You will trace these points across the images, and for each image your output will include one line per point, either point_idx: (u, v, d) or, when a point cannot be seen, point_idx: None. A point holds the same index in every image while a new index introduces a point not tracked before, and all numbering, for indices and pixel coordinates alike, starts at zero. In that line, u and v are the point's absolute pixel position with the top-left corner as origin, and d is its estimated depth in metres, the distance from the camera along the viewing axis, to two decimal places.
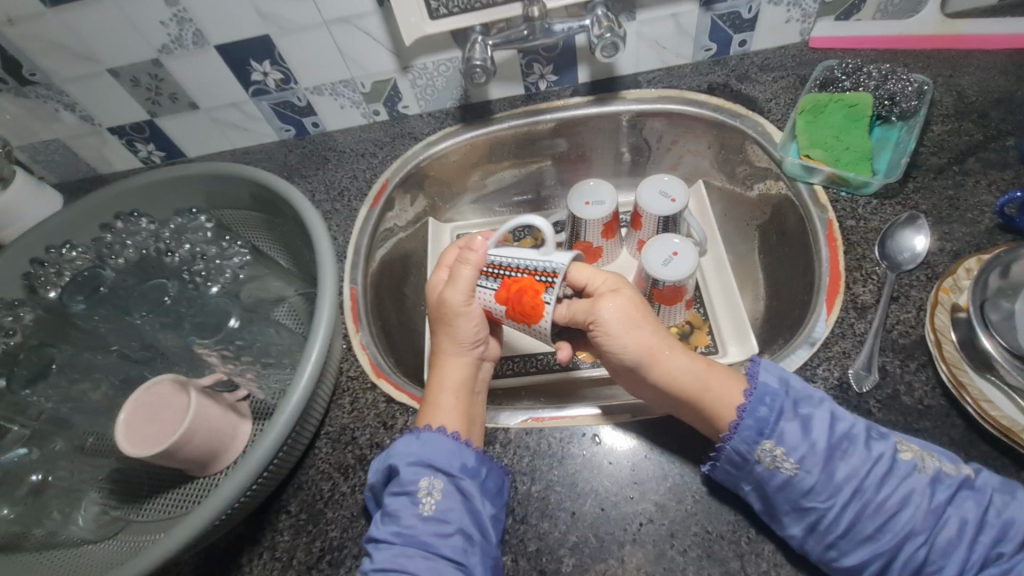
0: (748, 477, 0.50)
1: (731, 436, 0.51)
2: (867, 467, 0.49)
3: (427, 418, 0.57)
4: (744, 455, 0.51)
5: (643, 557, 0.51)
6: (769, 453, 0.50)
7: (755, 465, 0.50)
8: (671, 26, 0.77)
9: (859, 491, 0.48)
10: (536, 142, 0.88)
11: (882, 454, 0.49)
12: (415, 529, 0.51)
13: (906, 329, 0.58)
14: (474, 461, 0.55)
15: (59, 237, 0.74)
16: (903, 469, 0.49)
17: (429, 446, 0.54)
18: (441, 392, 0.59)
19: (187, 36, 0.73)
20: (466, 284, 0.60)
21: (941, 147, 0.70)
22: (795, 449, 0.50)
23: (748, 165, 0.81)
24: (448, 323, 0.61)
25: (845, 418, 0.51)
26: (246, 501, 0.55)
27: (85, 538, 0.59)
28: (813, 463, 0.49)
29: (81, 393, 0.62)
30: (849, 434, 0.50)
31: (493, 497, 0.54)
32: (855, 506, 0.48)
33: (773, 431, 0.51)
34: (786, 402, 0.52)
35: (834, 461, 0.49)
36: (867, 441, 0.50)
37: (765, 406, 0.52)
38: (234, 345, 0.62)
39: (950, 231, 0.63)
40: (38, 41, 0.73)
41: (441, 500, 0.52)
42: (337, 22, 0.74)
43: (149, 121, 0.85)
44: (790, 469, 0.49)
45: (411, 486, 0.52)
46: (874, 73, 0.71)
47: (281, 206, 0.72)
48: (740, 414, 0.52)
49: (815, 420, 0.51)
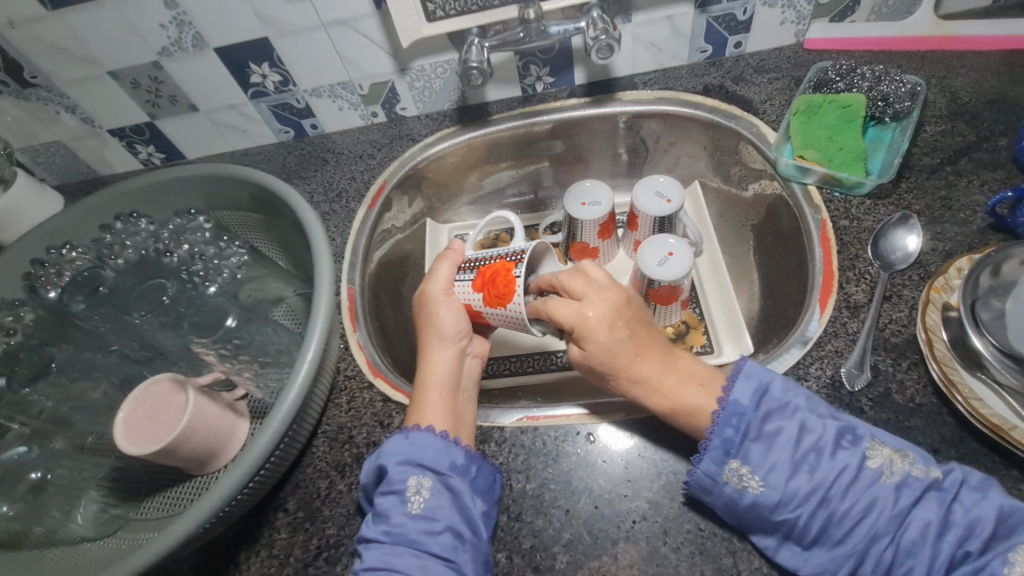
0: (720, 497, 0.50)
1: (701, 458, 0.51)
2: (833, 477, 0.49)
3: (416, 418, 0.58)
4: (713, 476, 0.51)
5: (637, 554, 0.52)
6: (736, 472, 0.50)
7: (724, 485, 0.50)
8: (666, 28, 0.78)
9: (827, 500, 0.48)
10: (533, 143, 0.88)
11: (847, 465, 0.49)
12: (404, 527, 0.51)
13: (898, 329, 0.59)
14: (463, 459, 0.55)
15: (59, 238, 0.74)
16: (868, 479, 0.48)
17: (417, 445, 0.55)
18: (424, 386, 0.61)
19: (187, 38, 0.74)
20: (444, 277, 0.66)
21: (934, 147, 0.70)
22: (761, 465, 0.50)
23: (743, 166, 0.81)
24: (430, 316, 0.65)
25: (814, 429, 0.50)
26: (242, 499, 0.55)
27: (85, 536, 0.59)
28: (779, 477, 0.49)
29: (81, 391, 0.63)
30: (816, 446, 0.50)
31: (485, 496, 0.54)
32: (822, 515, 0.48)
33: (739, 449, 0.51)
34: (753, 419, 0.51)
35: (800, 473, 0.49)
36: (833, 451, 0.50)
37: (732, 426, 0.51)
38: (232, 344, 0.63)
39: (942, 231, 0.64)
40: (39, 44, 0.73)
41: (430, 498, 0.53)
42: (335, 24, 0.74)
43: (148, 123, 0.86)
44: (757, 487, 0.49)
45: (399, 484, 0.53)
46: (867, 74, 0.72)
47: (279, 207, 0.72)
48: (709, 435, 0.52)
49: (781, 436, 0.50)
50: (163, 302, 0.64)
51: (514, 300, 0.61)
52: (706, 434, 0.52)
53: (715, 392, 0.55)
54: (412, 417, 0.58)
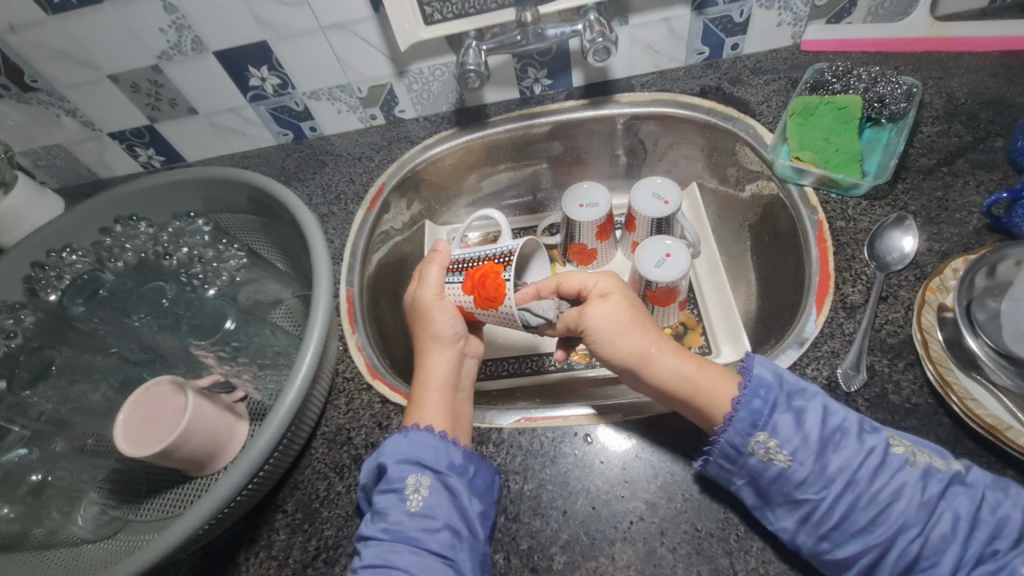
0: (744, 471, 0.51)
1: (726, 428, 0.51)
2: (859, 459, 0.49)
3: (415, 418, 0.58)
4: (738, 448, 0.50)
5: (634, 555, 0.52)
6: (763, 445, 0.50)
7: (750, 458, 0.50)
8: (663, 30, 0.78)
9: (853, 482, 0.48)
10: (531, 145, 0.89)
11: (875, 447, 0.49)
12: (403, 525, 0.51)
13: (895, 329, 0.59)
14: (461, 459, 0.55)
15: (59, 241, 0.75)
16: (895, 463, 0.49)
17: (416, 444, 0.55)
18: (424, 390, 0.61)
19: (186, 42, 0.75)
20: (435, 279, 0.66)
21: (930, 148, 0.70)
22: (790, 440, 0.50)
23: (740, 168, 0.82)
24: (424, 321, 0.65)
25: (838, 411, 0.51)
26: (241, 500, 0.55)
27: (85, 537, 0.60)
28: (806, 455, 0.49)
29: (81, 394, 0.63)
30: (842, 427, 0.50)
31: (483, 495, 0.55)
32: (848, 498, 0.48)
33: (767, 423, 0.50)
34: (781, 395, 0.51)
35: (827, 453, 0.49)
36: (859, 433, 0.50)
37: (760, 398, 0.51)
38: (231, 346, 0.62)
39: (938, 232, 0.64)
40: (39, 49, 0.74)
41: (429, 496, 0.53)
42: (333, 27, 0.75)
43: (148, 126, 0.86)
44: (784, 461, 0.49)
45: (398, 483, 0.53)
46: (863, 75, 0.72)
47: (278, 210, 0.73)
48: (734, 406, 0.51)
49: (808, 414, 0.50)
50: (162, 304, 0.64)
51: (506, 303, 0.60)
52: (731, 407, 0.52)
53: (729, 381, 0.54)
54: (412, 417, 0.59)
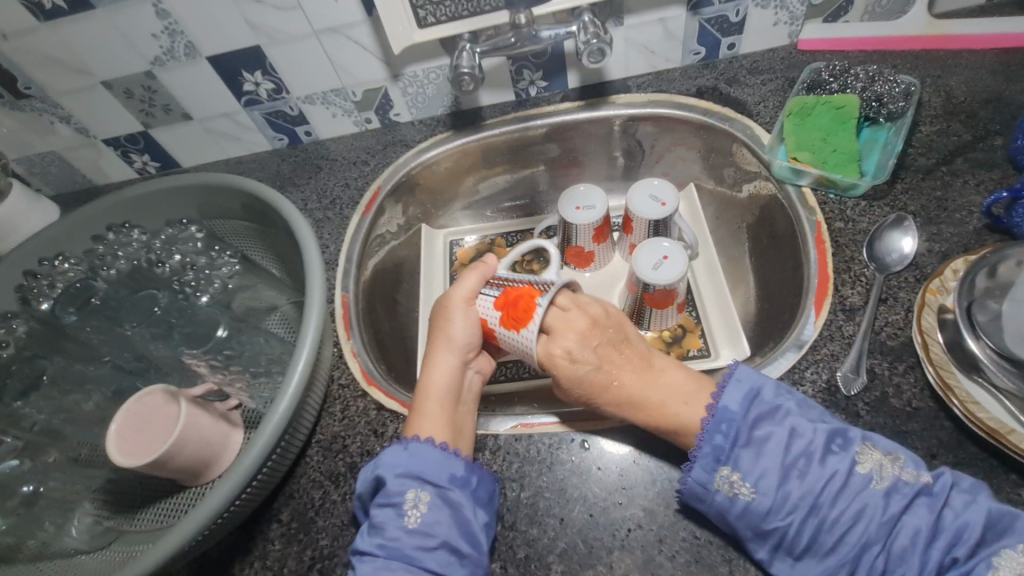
0: (712, 507, 0.50)
1: (692, 466, 0.51)
2: (822, 484, 0.48)
3: (415, 428, 0.57)
4: (705, 485, 0.50)
5: (632, 563, 0.51)
6: (727, 480, 0.50)
7: (716, 495, 0.49)
8: (659, 31, 0.77)
9: (817, 506, 0.48)
10: (527, 148, 0.88)
11: (837, 470, 0.48)
12: (400, 542, 0.51)
13: (895, 332, 0.58)
14: (463, 471, 0.54)
15: (52, 250, 0.74)
16: (857, 484, 0.48)
17: (416, 458, 0.54)
18: (426, 397, 0.59)
19: (178, 48, 0.74)
20: (472, 286, 0.64)
21: (929, 148, 0.70)
22: (751, 472, 0.50)
23: (737, 168, 0.81)
24: (445, 322, 0.63)
25: (804, 435, 0.50)
26: (236, 510, 0.55)
27: (78, 548, 0.59)
28: (769, 484, 0.49)
29: (73, 404, 0.63)
30: (805, 452, 0.49)
31: (485, 506, 0.54)
32: (813, 522, 0.48)
33: (729, 457, 0.50)
34: (741, 427, 0.51)
35: (790, 480, 0.49)
36: (823, 456, 0.49)
37: (721, 433, 0.51)
38: (223, 354, 0.63)
39: (938, 232, 0.63)
40: (32, 56, 0.74)
41: (428, 512, 0.52)
42: (327, 31, 0.74)
43: (142, 132, 0.86)
44: (747, 494, 0.49)
45: (397, 498, 0.52)
46: (861, 74, 0.71)
47: (272, 216, 0.72)
48: (698, 442, 0.51)
49: (770, 442, 0.50)
50: (154, 312, 0.64)
51: (528, 328, 0.58)
52: (696, 441, 0.52)
53: (700, 406, 0.55)
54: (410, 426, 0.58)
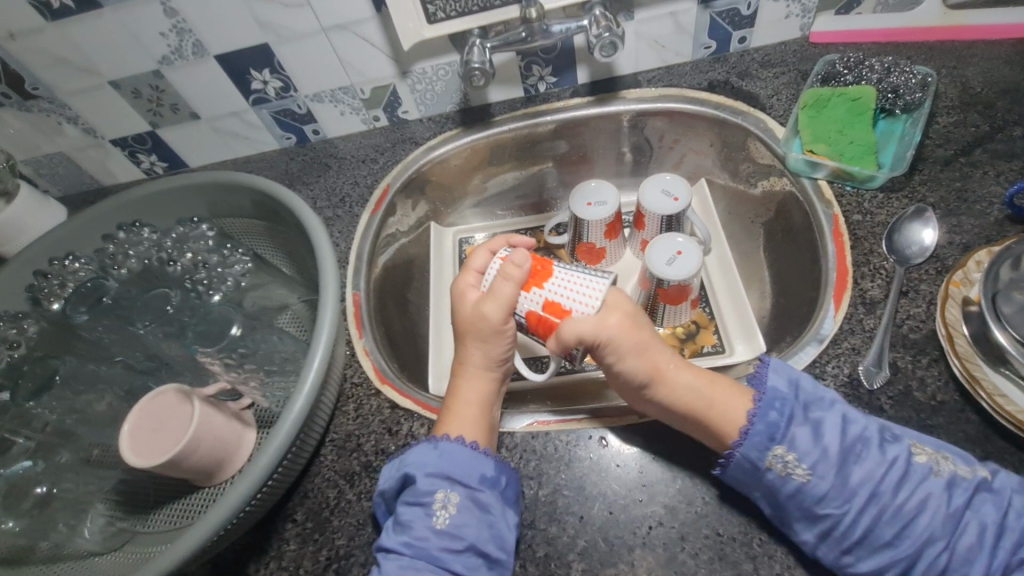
0: (760, 486, 0.50)
1: (742, 442, 0.51)
2: (880, 471, 0.48)
3: (443, 428, 0.57)
4: (756, 463, 0.50)
5: (654, 561, 0.50)
6: (781, 459, 0.50)
7: (767, 472, 0.49)
8: (670, 25, 0.77)
9: (876, 493, 0.48)
10: (537, 144, 0.88)
11: (896, 457, 0.48)
12: (427, 542, 0.51)
13: (917, 324, 0.57)
14: (493, 472, 0.54)
15: (62, 249, 0.74)
16: (918, 472, 0.48)
17: (447, 457, 0.54)
18: (461, 405, 0.58)
19: (187, 46, 0.74)
20: (507, 298, 0.59)
21: (947, 139, 0.69)
22: (808, 454, 0.50)
23: (751, 163, 0.80)
24: (478, 333, 0.60)
25: (858, 421, 0.50)
26: (252, 510, 0.54)
27: (92, 550, 0.59)
28: (826, 469, 0.49)
29: (85, 404, 0.61)
30: (862, 438, 0.49)
31: (514, 507, 0.53)
32: (871, 509, 0.48)
33: (785, 437, 0.50)
34: (796, 407, 0.51)
35: (848, 466, 0.49)
36: (881, 444, 0.49)
37: (776, 412, 0.51)
38: (237, 353, 0.61)
39: (958, 223, 0.62)
40: (39, 55, 0.73)
41: (456, 514, 0.52)
42: (335, 28, 0.74)
43: (150, 132, 0.86)
44: (802, 475, 0.49)
45: (426, 497, 0.52)
46: (876, 66, 0.70)
47: (283, 214, 0.72)
48: (750, 420, 0.51)
49: (826, 426, 0.50)
50: (168, 311, 0.62)
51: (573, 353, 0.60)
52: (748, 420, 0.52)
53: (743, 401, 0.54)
54: (442, 424, 0.57)
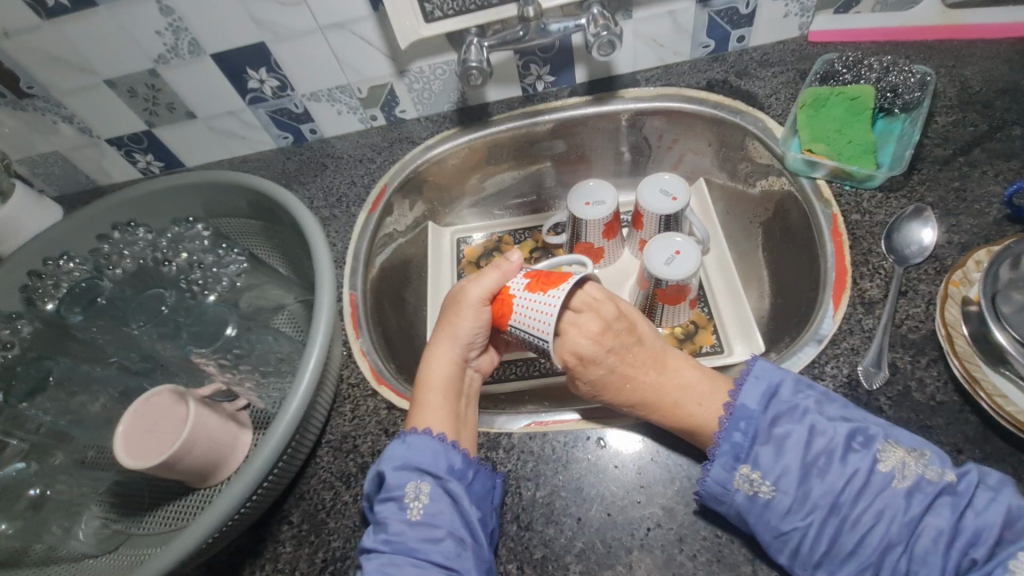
0: (729, 506, 0.49)
1: (711, 465, 0.50)
2: (842, 484, 0.47)
3: (414, 420, 0.56)
4: (723, 484, 0.49)
5: (652, 563, 0.50)
6: (747, 479, 0.49)
7: (733, 493, 0.49)
8: (668, 24, 0.77)
9: (837, 506, 0.47)
10: (534, 144, 0.87)
11: (858, 469, 0.47)
12: (404, 536, 0.50)
13: (916, 324, 0.57)
14: (461, 463, 0.53)
15: (56, 249, 0.73)
16: (880, 483, 0.47)
17: (415, 449, 0.53)
18: (429, 392, 0.58)
19: (182, 45, 0.73)
20: (489, 284, 0.60)
21: (946, 138, 0.68)
22: (772, 471, 0.49)
23: (750, 163, 0.80)
24: (455, 316, 0.61)
25: (826, 431, 0.49)
26: (247, 512, 0.54)
27: (86, 551, 0.59)
28: (789, 483, 0.48)
29: (80, 406, 0.61)
30: (827, 450, 0.49)
31: (484, 497, 0.53)
32: (834, 522, 0.47)
33: (749, 454, 0.50)
34: (761, 424, 0.51)
35: (811, 479, 0.48)
36: (843, 454, 0.48)
37: (740, 431, 0.50)
38: (232, 354, 0.60)
39: (957, 223, 0.62)
40: (34, 54, 0.73)
41: (430, 503, 0.51)
42: (332, 27, 0.73)
43: (147, 131, 0.85)
44: (768, 492, 0.48)
45: (397, 490, 0.51)
46: (875, 65, 0.70)
47: (280, 214, 0.71)
48: (717, 440, 0.51)
49: (790, 440, 0.49)
50: (162, 312, 0.62)
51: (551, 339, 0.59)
52: (714, 440, 0.51)
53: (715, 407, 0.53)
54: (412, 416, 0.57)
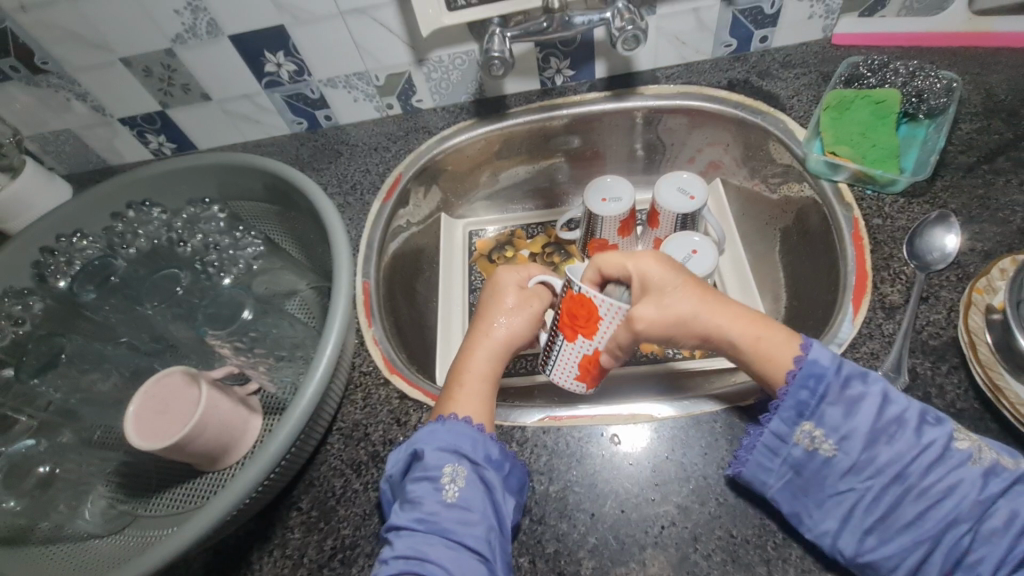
0: (783, 462, 0.49)
1: (771, 417, 0.50)
2: (910, 453, 0.46)
3: (447, 410, 0.55)
4: (782, 437, 0.49)
5: (665, 561, 0.50)
6: (807, 435, 0.48)
7: (791, 447, 0.48)
8: (692, 21, 0.76)
9: (902, 476, 0.46)
10: (550, 139, 0.87)
11: (933, 441, 0.46)
12: (438, 516, 0.48)
13: (937, 331, 0.57)
14: (498, 454, 0.52)
15: (69, 226, 0.72)
16: (954, 458, 0.45)
17: (454, 433, 0.52)
18: (470, 380, 0.58)
19: (200, 25, 0.73)
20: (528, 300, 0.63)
21: (970, 145, 0.68)
22: (836, 431, 0.47)
23: (771, 164, 0.79)
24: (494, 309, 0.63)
25: (899, 401, 0.47)
26: (259, 496, 0.54)
27: (92, 532, 0.58)
28: (854, 446, 0.47)
29: (90, 384, 0.60)
30: (898, 419, 0.47)
31: (515, 494, 0.52)
32: (895, 490, 0.46)
33: (814, 412, 0.48)
34: (835, 383, 0.48)
35: (877, 445, 0.46)
36: (918, 426, 0.46)
37: (807, 389, 0.48)
38: (248, 337, 0.59)
39: (980, 231, 0.62)
40: (50, 29, 0.72)
41: (465, 488, 0.49)
42: (352, 12, 0.73)
43: (160, 112, 0.84)
44: (829, 451, 0.47)
45: (434, 471, 0.49)
46: (901, 70, 0.69)
47: (296, 198, 0.71)
48: (781, 394, 0.49)
49: (863, 403, 0.47)
50: (177, 292, 0.62)
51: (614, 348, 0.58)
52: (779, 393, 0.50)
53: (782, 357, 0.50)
54: (447, 402, 0.56)
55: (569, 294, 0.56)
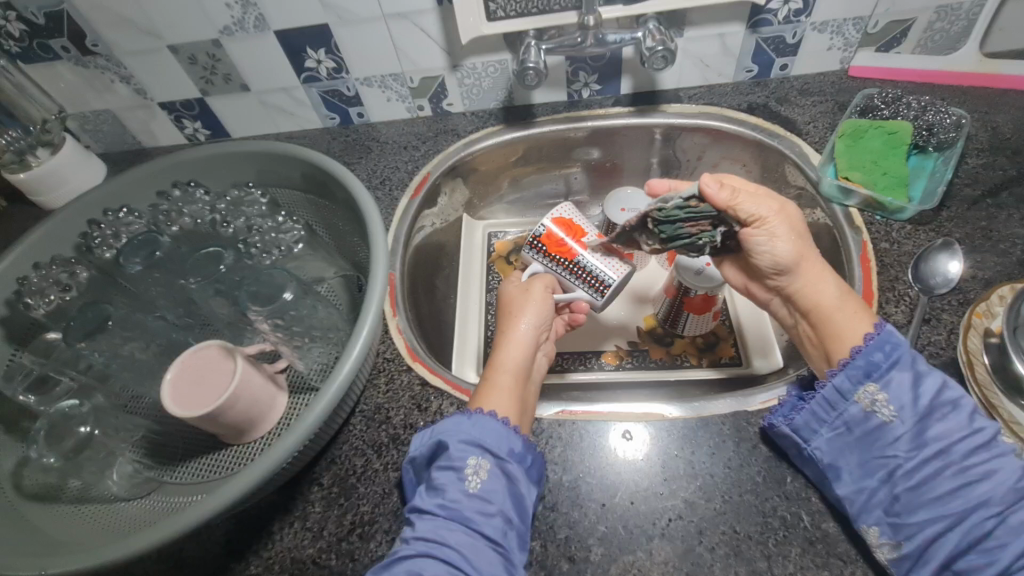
0: (836, 417, 0.52)
1: (837, 373, 0.52)
2: (962, 433, 0.48)
3: (479, 402, 0.58)
4: (843, 392, 0.51)
5: (671, 552, 0.52)
6: (869, 395, 0.50)
7: (852, 404, 0.51)
8: (716, 46, 0.80)
9: (947, 452, 0.48)
10: (572, 148, 0.90)
11: (983, 428, 0.48)
12: (461, 504, 0.50)
13: (937, 351, 0.60)
14: (521, 447, 0.54)
15: (115, 201, 0.75)
16: (1000, 447, 0.47)
17: (479, 428, 0.54)
18: (501, 373, 0.61)
19: (249, 19, 0.76)
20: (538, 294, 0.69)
21: (975, 179, 0.72)
22: (899, 397, 0.50)
23: (784, 185, 0.83)
24: (517, 309, 0.68)
25: (957, 389, 0.50)
26: (286, 468, 0.56)
27: (119, 495, 0.60)
28: (911, 415, 0.49)
29: (129, 352, 0.63)
30: (955, 402, 0.49)
31: (535, 485, 0.55)
32: (937, 464, 0.48)
33: (882, 375, 0.50)
34: (905, 356, 0.51)
35: (931, 420, 0.49)
36: (970, 413, 0.49)
37: (882, 353, 0.51)
38: (287, 316, 0.62)
39: (982, 260, 0.65)
40: (104, 13, 0.75)
41: (487, 480, 0.51)
42: (395, 16, 0.76)
43: (199, 98, 0.88)
44: (887, 415, 0.50)
45: (458, 461, 0.52)
46: (914, 103, 0.74)
47: (333, 189, 0.74)
48: (853, 354, 0.52)
49: (928, 378, 0.50)
50: (220, 270, 0.65)
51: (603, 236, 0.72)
52: (850, 353, 0.52)
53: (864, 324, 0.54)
54: (479, 399, 0.59)
55: (540, 242, 0.70)
